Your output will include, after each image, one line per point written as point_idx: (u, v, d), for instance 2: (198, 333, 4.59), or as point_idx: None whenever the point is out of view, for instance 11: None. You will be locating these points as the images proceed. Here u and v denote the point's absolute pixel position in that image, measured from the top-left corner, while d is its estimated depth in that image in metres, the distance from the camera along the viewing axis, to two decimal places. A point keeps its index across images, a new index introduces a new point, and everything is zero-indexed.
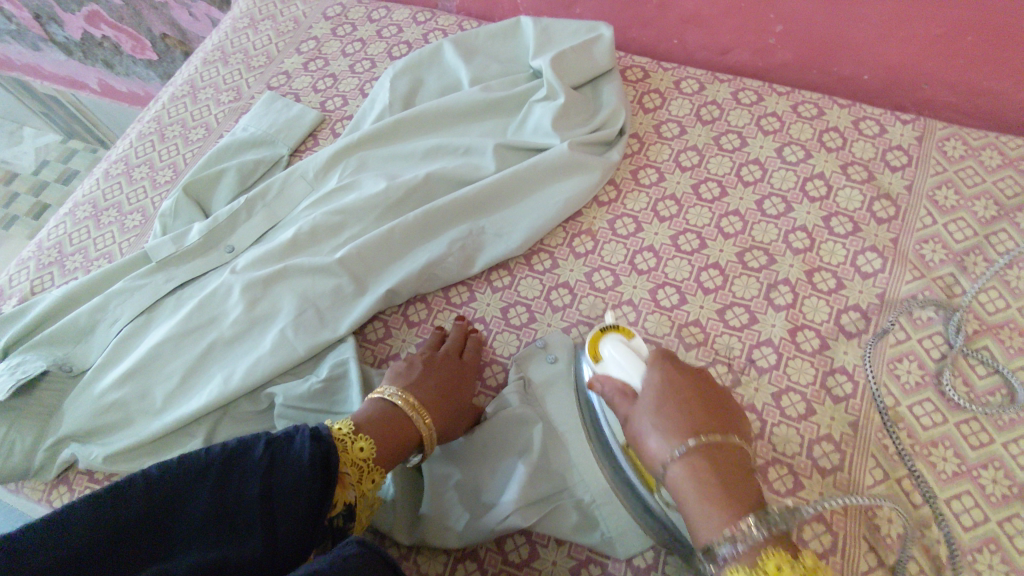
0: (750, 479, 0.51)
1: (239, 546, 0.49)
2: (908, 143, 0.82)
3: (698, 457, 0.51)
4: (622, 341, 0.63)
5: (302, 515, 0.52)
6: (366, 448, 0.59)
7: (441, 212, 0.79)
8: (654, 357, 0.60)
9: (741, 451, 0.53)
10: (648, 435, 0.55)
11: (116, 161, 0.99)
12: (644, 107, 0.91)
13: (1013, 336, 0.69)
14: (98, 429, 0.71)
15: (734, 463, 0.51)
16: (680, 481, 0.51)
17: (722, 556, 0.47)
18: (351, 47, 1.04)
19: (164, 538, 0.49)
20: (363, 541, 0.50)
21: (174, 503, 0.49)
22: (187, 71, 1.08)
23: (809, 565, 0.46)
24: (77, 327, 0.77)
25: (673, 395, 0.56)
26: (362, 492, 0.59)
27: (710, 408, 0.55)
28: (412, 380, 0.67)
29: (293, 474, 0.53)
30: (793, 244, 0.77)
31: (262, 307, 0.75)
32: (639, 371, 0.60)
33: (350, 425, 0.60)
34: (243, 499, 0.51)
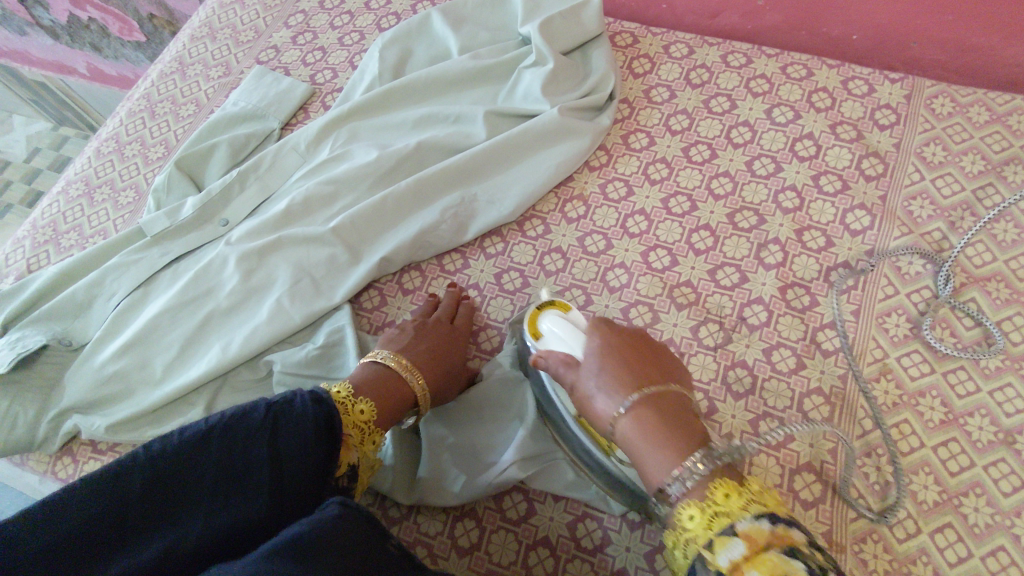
0: (692, 419, 0.52)
1: (249, 509, 0.51)
2: (897, 101, 0.82)
3: (645, 412, 0.51)
4: (560, 314, 0.61)
5: (307, 475, 0.54)
6: (366, 410, 0.60)
7: (433, 179, 0.80)
8: (594, 322, 0.59)
9: (682, 397, 0.54)
10: (595, 395, 0.54)
11: (108, 139, 0.99)
12: (633, 72, 0.90)
13: (1000, 288, 0.70)
14: (101, 400, 0.72)
15: (677, 411, 0.52)
16: (630, 434, 0.51)
17: (673, 495, 0.48)
18: (339, 20, 1.04)
19: (173, 508, 0.49)
20: (343, 501, 0.51)
21: (180, 474, 0.50)
22: (175, 48, 1.07)
23: (757, 492, 0.48)
24: (74, 302, 0.78)
25: (612, 352, 0.56)
26: (363, 453, 0.60)
27: (648, 362, 0.55)
28: (407, 345, 0.68)
29: (297, 436, 0.54)
30: (783, 204, 0.78)
31: (257, 277, 0.76)
32: (580, 338, 0.58)
33: (348, 389, 0.61)
34: (249, 463, 0.52)
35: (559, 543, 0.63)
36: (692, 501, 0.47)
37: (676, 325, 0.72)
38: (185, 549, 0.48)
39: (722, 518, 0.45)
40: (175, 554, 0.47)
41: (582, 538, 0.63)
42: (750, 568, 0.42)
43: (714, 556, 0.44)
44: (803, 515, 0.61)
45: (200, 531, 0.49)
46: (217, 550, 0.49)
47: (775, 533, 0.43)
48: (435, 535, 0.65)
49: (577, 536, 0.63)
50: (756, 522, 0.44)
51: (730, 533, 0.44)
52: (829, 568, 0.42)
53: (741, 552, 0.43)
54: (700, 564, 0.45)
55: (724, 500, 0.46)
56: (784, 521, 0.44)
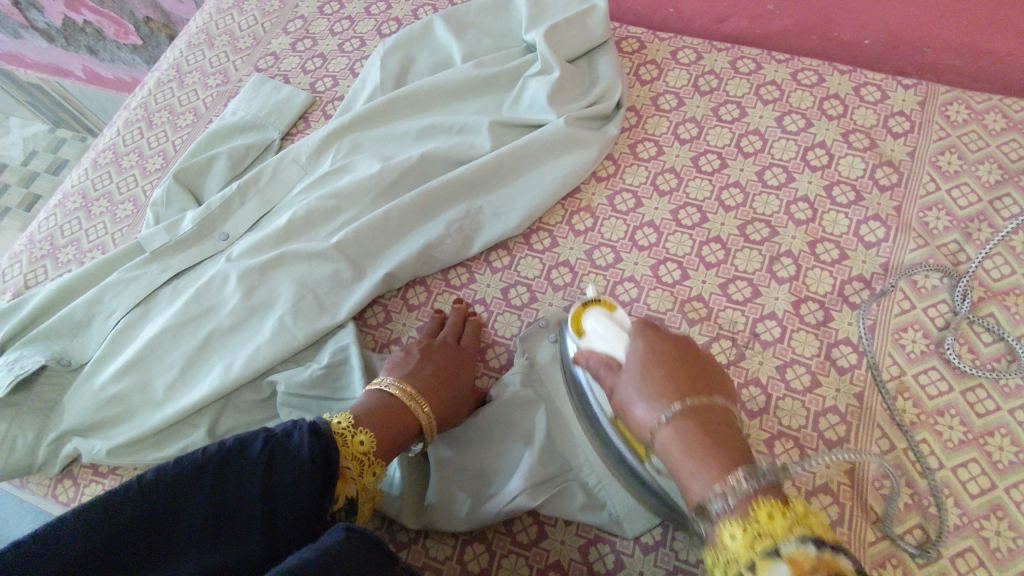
0: (738, 436, 0.50)
1: (242, 547, 0.49)
2: (911, 108, 0.80)
3: (687, 422, 0.50)
4: (604, 314, 0.61)
5: (304, 510, 0.52)
6: (365, 441, 0.58)
7: (438, 192, 0.78)
8: (638, 324, 0.58)
9: (726, 409, 0.52)
10: (634, 402, 0.53)
11: (105, 150, 0.97)
12: (640, 78, 0.89)
13: (1018, 302, 0.69)
14: (101, 423, 0.70)
15: (721, 424, 0.50)
16: (669, 445, 0.50)
17: (715, 514, 0.46)
18: (339, 26, 1.02)
19: (165, 543, 0.48)
20: (348, 526, 0.49)
21: (171, 505, 0.49)
22: (172, 56, 1.05)
23: (802, 511, 0.45)
24: (73, 320, 0.76)
25: (655, 359, 0.54)
26: (363, 484, 0.58)
27: (693, 370, 0.54)
28: (410, 370, 0.66)
29: (294, 471, 0.52)
30: (795, 215, 0.76)
31: (259, 295, 0.74)
32: (623, 340, 0.58)
33: (349, 419, 0.59)
34: (243, 499, 0.51)
35: (571, 568, 0.62)
36: (734, 521, 0.45)
37: None
38: None
39: (765, 541, 0.43)
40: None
41: (594, 562, 0.62)
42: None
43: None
44: None
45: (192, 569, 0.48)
46: None
47: (821, 558, 0.41)
48: (444, 560, 0.63)
49: (589, 560, 0.62)
50: (801, 547, 0.42)
51: (773, 557, 0.42)
52: None
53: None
54: None
55: (769, 522, 0.44)
56: (830, 547, 0.42)
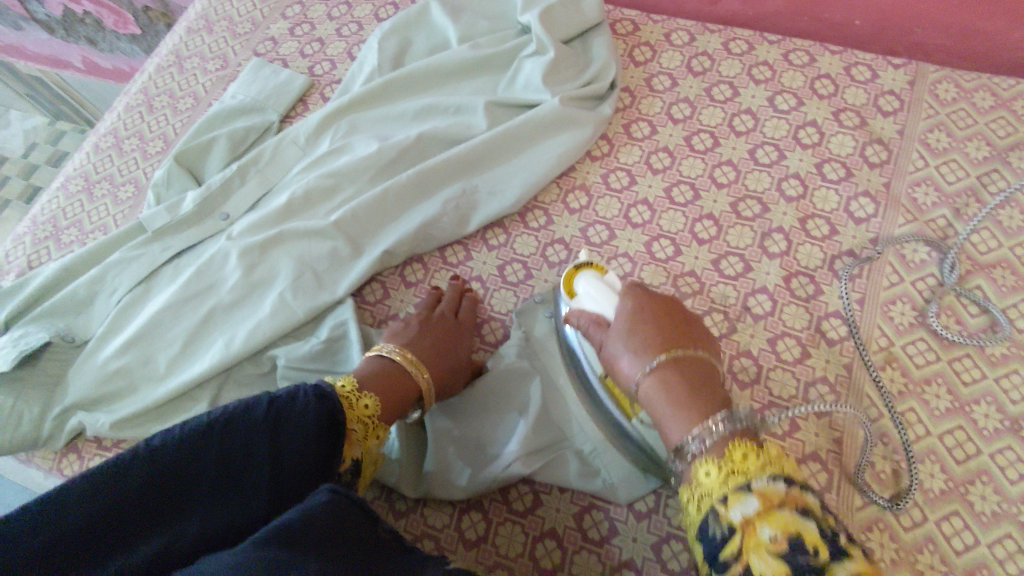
0: (718, 385, 0.54)
1: (249, 507, 0.51)
2: (901, 87, 0.82)
3: (668, 372, 0.53)
4: (595, 277, 0.64)
5: (309, 471, 0.54)
6: (369, 405, 0.60)
7: (434, 171, 0.79)
8: (628, 284, 0.61)
9: (707, 361, 0.55)
10: (621, 356, 0.56)
11: (106, 134, 0.98)
12: (634, 60, 0.90)
13: (1005, 275, 0.70)
14: (105, 397, 0.72)
15: (701, 374, 0.54)
16: (652, 392, 0.54)
17: (691, 453, 0.50)
18: (336, 11, 1.03)
19: (173, 504, 0.49)
20: (333, 488, 0.51)
21: (178, 468, 0.50)
22: (171, 42, 1.06)
23: (776, 454, 0.48)
24: (77, 298, 0.78)
25: (642, 316, 0.58)
26: (366, 447, 0.60)
27: (677, 326, 0.57)
28: (410, 340, 0.68)
29: (299, 434, 0.54)
30: (787, 192, 0.77)
31: (259, 272, 0.76)
32: (612, 300, 0.61)
33: (352, 383, 0.61)
34: (250, 462, 0.52)
35: (567, 535, 0.63)
36: (709, 459, 0.48)
37: None
38: (185, 544, 0.48)
39: (737, 476, 0.46)
40: (174, 553, 0.47)
41: (589, 529, 0.63)
42: (763, 524, 0.42)
43: (726, 509, 0.45)
44: None
45: (200, 529, 0.49)
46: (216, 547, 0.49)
47: (789, 493, 0.44)
48: (442, 528, 0.65)
49: (584, 527, 0.63)
50: (770, 483, 0.45)
51: (744, 491, 0.45)
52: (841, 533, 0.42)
53: (754, 509, 0.44)
54: (712, 517, 0.46)
55: (742, 460, 0.47)
56: (800, 485, 0.45)
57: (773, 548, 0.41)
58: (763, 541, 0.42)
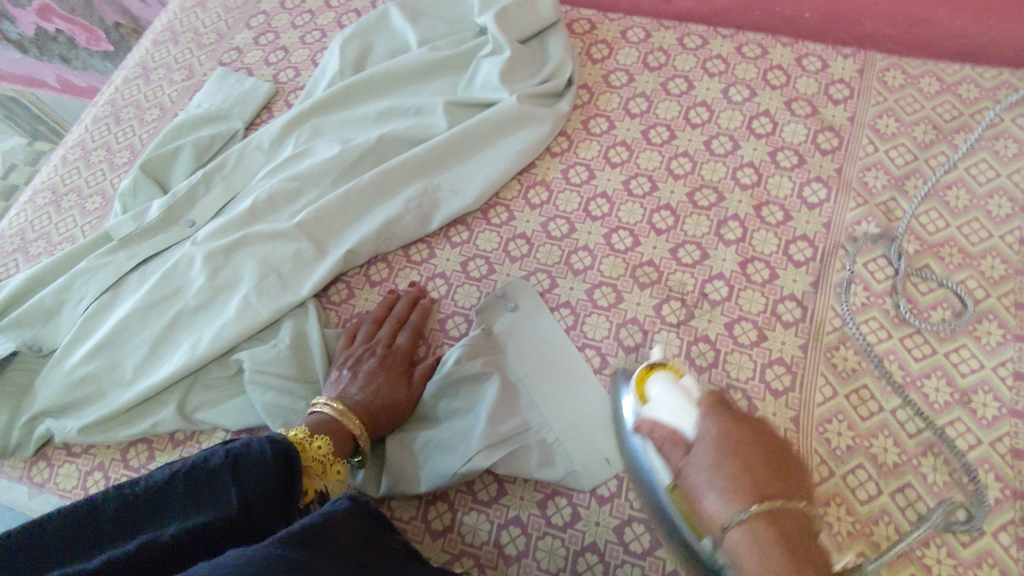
0: (820, 558, 0.42)
1: (219, 506, 0.49)
2: (850, 76, 0.83)
3: (765, 529, 0.42)
4: (669, 379, 0.54)
5: (272, 473, 0.52)
6: (323, 446, 0.60)
7: (396, 171, 0.80)
8: (711, 400, 0.50)
9: (806, 520, 0.44)
10: (704, 493, 0.44)
11: (73, 147, 0.98)
12: (592, 58, 0.91)
13: (952, 253, 0.71)
14: (73, 403, 0.72)
15: (801, 536, 0.42)
16: (738, 549, 0.42)
17: None
18: (300, 19, 1.04)
19: (138, 526, 0.47)
20: (353, 496, 0.52)
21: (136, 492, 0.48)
22: (137, 54, 1.07)
23: None
24: (44, 307, 0.78)
25: (731, 449, 0.46)
26: (330, 480, 0.60)
27: (775, 466, 0.45)
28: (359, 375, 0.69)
29: (257, 453, 0.53)
30: (741, 180, 0.79)
31: (224, 275, 0.76)
32: (692, 415, 0.49)
33: (302, 430, 0.60)
34: (214, 477, 0.50)
35: (531, 521, 0.64)
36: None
37: (640, 305, 0.73)
38: (160, 543, 0.45)
39: None
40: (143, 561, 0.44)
41: (553, 515, 0.64)
42: None
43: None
44: None
45: (175, 531, 0.46)
46: (191, 547, 0.46)
47: None
48: (408, 520, 0.65)
49: (548, 513, 0.64)
50: None
51: None
52: None
53: None
54: None
55: None
56: None
57: None
58: None
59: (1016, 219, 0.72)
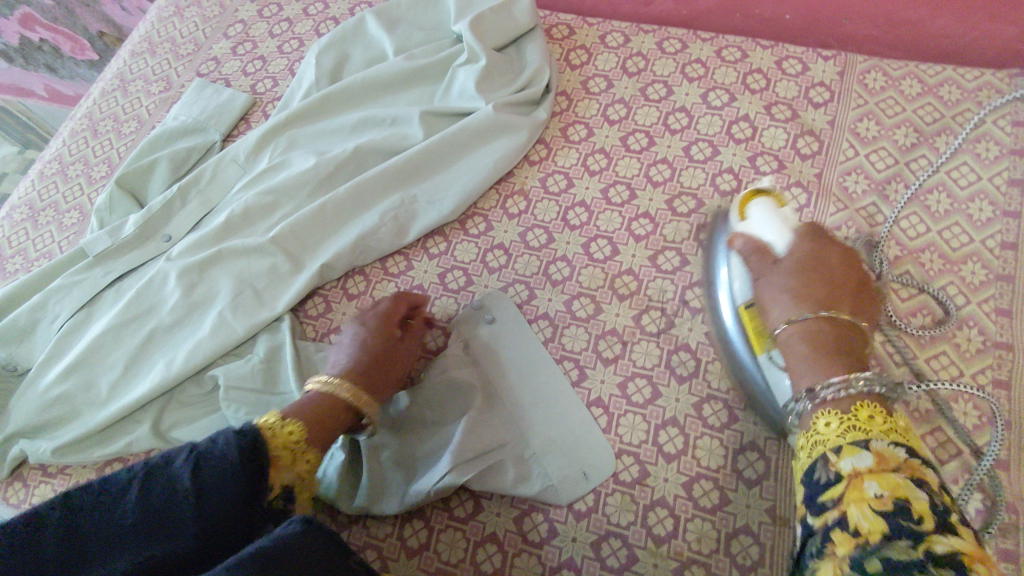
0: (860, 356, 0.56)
1: (173, 542, 0.47)
2: (831, 78, 0.82)
3: (819, 326, 0.56)
4: (771, 205, 0.67)
5: (236, 497, 0.50)
6: (294, 431, 0.57)
7: (372, 182, 0.79)
8: (804, 226, 0.63)
9: (861, 332, 0.57)
10: (778, 296, 0.60)
11: (50, 161, 0.98)
12: (571, 64, 0.90)
13: (933, 259, 0.70)
14: (47, 423, 0.72)
15: (849, 339, 0.56)
16: (792, 340, 0.57)
17: (818, 398, 0.53)
18: (277, 28, 1.03)
19: (88, 556, 0.46)
20: (306, 519, 0.48)
21: (85, 515, 0.47)
22: (115, 65, 1.06)
23: (902, 427, 0.51)
24: (19, 326, 0.78)
25: (813, 269, 0.60)
26: (298, 473, 0.56)
27: (845, 286, 0.59)
28: (347, 363, 0.66)
29: (218, 477, 0.50)
30: (721, 187, 0.78)
31: (199, 291, 0.76)
32: (787, 236, 0.63)
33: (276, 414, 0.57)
34: (173, 499, 0.49)
35: (507, 538, 0.63)
36: (828, 409, 0.52)
37: (618, 316, 0.73)
38: None
39: (858, 432, 0.50)
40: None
41: (529, 532, 0.63)
42: (872, 481, 0.46)
43: (838, 459, 0.49)
44: (747, 493, 0.63)
45: (125, 570, 0.46)
46: None
47: (906, 461, 0.48)
48: (385, 538, 0.65)
49: (524, 530, 0.63)
50: (891, 447, 0.49)
51: (861, 446, 0.49)
52: (953, 510, 0.45)
53: (867, 463, 0.48)
54: (822, 463, 0.50)
55: (867, 420, 0.51)
56: (919, 460, 0.48)
57: (875, 503, 0.45)
58: (868, 496, 0.46)
59: (997, 222, 0.71)
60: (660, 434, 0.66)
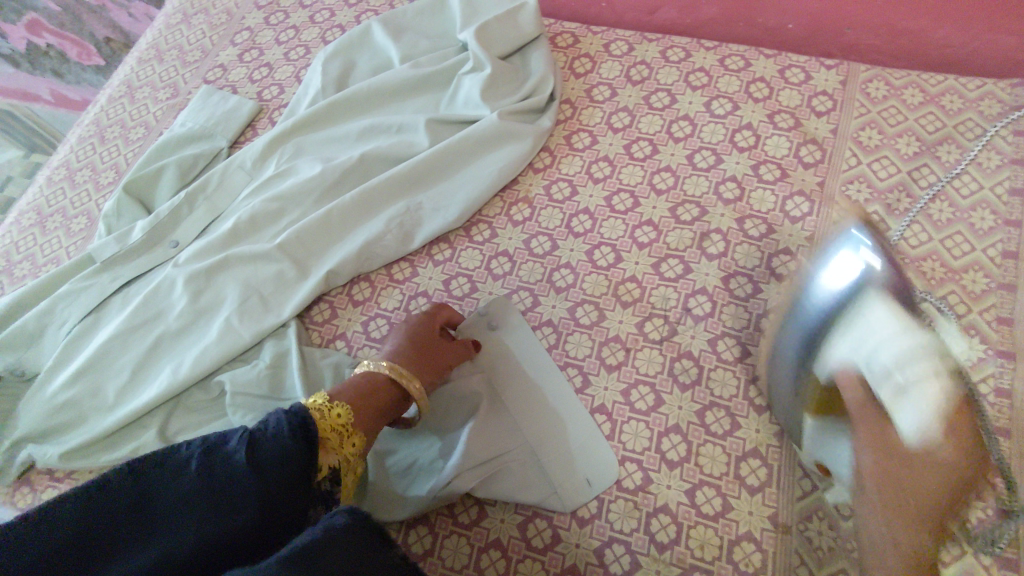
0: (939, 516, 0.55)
1: (234, 518, 0.47)
2: (833, 88, 0.83)
3: (914, 543, 0.53)
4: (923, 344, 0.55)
5: (291, 476, 0.51)
6: (341, 414, 0.57)
7: (378, 189, 0.80)
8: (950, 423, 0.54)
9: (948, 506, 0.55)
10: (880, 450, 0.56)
11: (58, 167, 0.99)
12: (575, 72, 0.91)
13: (935, 268, 0.71)
14: (54, 428, 0.72)
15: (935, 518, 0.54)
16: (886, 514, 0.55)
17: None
18: (284, 35, 1.04)
19: (151, 527, 0.46)
20: (351, 509, 0.48)
21: (147, 481, 0.48)
22: (123, 72, 1.07)
23: None
24: (27, 331, 0.78)
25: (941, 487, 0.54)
26: (345, 456, 0.57)
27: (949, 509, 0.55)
28: (392, 352, 0.66)
29: (277, 455, 0.51)
30: (724, 195, 0.78)
31: (206, 298, 0.77)
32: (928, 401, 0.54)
33: (324, 396, 0.58)
34: (232, 473, 0.49)
35: (512, 544, 0.64)
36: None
37: (622, 323, 0.73)
38: (173, 559, 0.45)
39: None
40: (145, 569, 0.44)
41: (533, 539, 0.64)
42: None
43: None
44: (749, 500, 0.63)
45: (187, 543, 0.45)
46: (204, 560, 0.46)
47: None
48: None
49: (528, 536, 0.64)
50: None
51: None
52: None
53: None
54: None
55: None
56: None
57: None
58: None
59: (999, 231, 0.71)
60: (662, 442, 0.67)
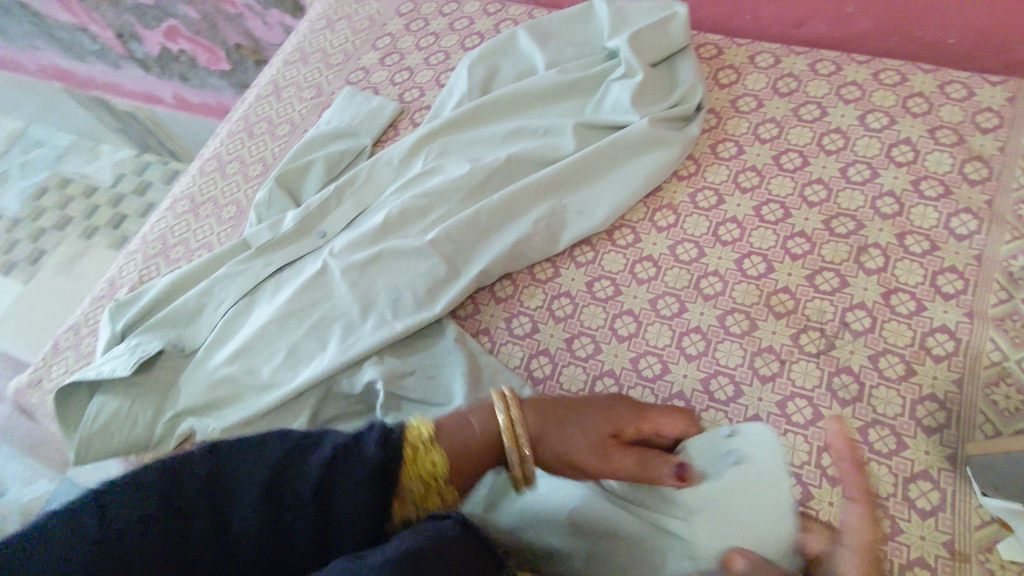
0: None
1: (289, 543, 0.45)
2: (1001, 104, 0.80)
3: None
4: None
5: (365, 519, 0.47)
6: (437, 463, 0.52)
7: (527, 191, 0.81)
8: None
9: None
10: None
11: (209, 159, 1.04)
12: (719, 83, 0.91)
13: None
14: (213, 403, 0.75)
15: None
16: None
17: None
18: (424, 41, 1.07)
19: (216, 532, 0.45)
20: (460, 519, 0.47)
21: (223, 480, 0.46)
22: (269, 72, 1.13)
23: None
24: (187, 310, 0.82)
25: None
26: (426, 507, 0.52)
27: None
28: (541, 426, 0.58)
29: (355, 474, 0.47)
30: (882, 209, 0.76)
31: (360, 290, 0.78)
32: None
33: (427, 432, 0.53)
34: (295, 495, 0.46)
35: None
36: None
37: (775, 333, 0.71)
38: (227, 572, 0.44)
39: None
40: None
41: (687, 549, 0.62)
42: None
43: None
44: (920, 524, 0.60)
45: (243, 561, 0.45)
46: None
47: None
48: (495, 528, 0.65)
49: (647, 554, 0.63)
50: None
51: None
52: None
53: None
54: None
55: None
56: None
57: None
58: None
59: None
60: (822, 456, 0.64)
